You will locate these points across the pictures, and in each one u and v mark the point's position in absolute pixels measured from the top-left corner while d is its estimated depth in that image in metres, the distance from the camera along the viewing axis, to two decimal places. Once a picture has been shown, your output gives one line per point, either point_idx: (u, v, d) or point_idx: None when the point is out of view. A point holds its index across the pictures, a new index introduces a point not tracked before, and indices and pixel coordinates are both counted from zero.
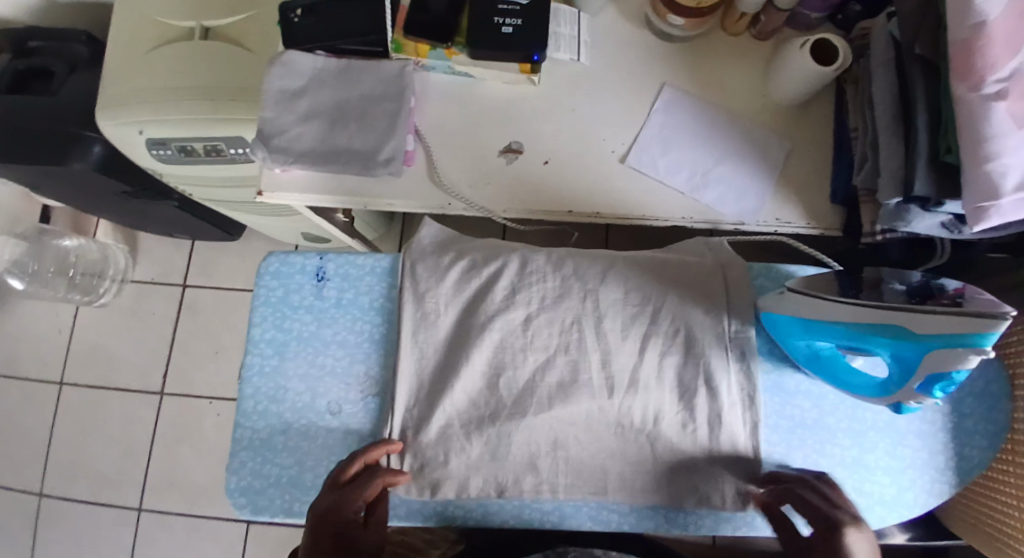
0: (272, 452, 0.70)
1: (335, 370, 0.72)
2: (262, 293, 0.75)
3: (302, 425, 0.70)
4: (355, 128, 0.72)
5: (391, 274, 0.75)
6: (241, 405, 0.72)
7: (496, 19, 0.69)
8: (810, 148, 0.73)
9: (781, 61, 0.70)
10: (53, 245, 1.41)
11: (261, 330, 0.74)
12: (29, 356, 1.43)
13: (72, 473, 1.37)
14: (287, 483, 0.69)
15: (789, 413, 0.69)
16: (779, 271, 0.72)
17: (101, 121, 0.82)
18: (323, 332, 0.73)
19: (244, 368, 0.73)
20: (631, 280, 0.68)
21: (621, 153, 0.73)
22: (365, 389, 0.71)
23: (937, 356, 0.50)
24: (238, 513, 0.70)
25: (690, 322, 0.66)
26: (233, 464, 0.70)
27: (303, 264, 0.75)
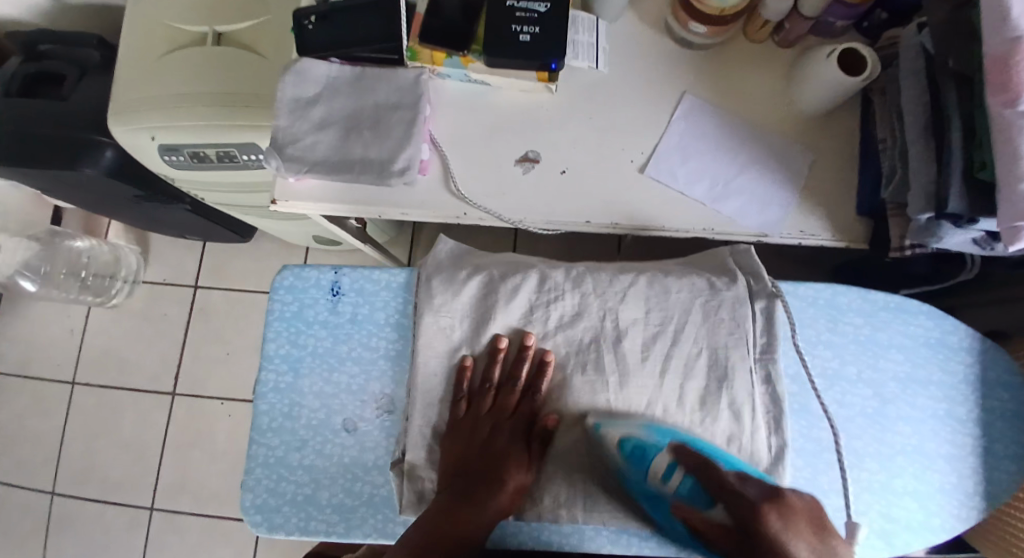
0: (287, 470, 0.70)
1: (349, 388, 0.71)
2: (276, 308, 0.74)
3: (318, 443, 0.70)
4: (369, 137, 0.70)
5: (407, 290, 0.74)
6: (256, 421, 0.71)
7: (513, 26, 0.67)
8: (833, 159, 0.71)
9: (805, 69, 0.68)
10: (65, 246, 1.41)
11: (276, 346, 0.73)
12: (43, 356, 1.43)
13: (85, 472, 1.38)
14: (302, 501, 0.69)
15: (815, 436, 0.67)
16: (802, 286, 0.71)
17: (114, 127, 0.81)
18: (338, 348, 0.73)
19: (258, 385, 0.72)
20: (654, 301, 0.67)
21: (640, 163, 0.72)
22: (381, 408, 0.70)
23: (618, 454, 0.61)
24: (253, 531, 0.70)
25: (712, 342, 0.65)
26: (249, 481, 0.70)
27: (318, 278, 0.74)
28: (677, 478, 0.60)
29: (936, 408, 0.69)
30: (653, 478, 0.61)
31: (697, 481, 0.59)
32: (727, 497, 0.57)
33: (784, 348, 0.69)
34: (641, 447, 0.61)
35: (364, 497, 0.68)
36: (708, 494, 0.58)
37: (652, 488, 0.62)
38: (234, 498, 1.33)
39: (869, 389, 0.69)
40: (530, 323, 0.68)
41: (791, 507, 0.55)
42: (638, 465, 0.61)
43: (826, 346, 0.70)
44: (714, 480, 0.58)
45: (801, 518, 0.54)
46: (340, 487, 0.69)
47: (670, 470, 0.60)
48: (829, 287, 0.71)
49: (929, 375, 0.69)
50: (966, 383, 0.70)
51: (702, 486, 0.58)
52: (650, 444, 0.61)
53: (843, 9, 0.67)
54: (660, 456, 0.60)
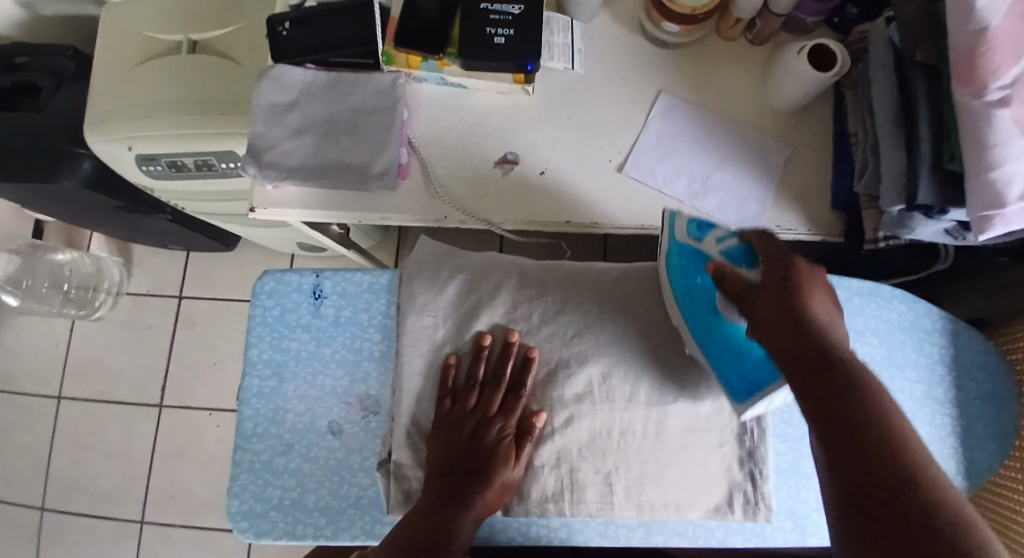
0: (273, 475, 0.69)
1: (334, 391, 0.71)
2: (258, 313, 0.74)
3: (303, 446, 0.70)
4: (348, 142, 0.71)
5: (390, 291, 0.73)
6: (240, 428, 0.71)
7: (488, 28, 0.68)
8: (808, 153, 0.72)
9: (778, 66, 0.69)
10: (47, 259, 1.39)
11: (259, 351, 0.73)
12: (27, 371, 1.42)
13: (72, 487, 1.36)
14: (289, 505, 0.68)
15: (796, 422, 0.69)
16: None
17: (89, 137, 0.80)
18: (322, 353, 0.72)
19: (242, 391, 0.72)
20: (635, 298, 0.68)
21: (618, 162, 0.72)
22: (366, 409, 0.70)
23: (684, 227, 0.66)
24: (240, 537, 0.69)
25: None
26: (234, 488, 0.69)
27: (300, 282, 0.74)
28: (728, 244, 0.59)
29: (914, 390, 0.70)
30: (705, 241, 0.62)
31: (746, 248, 0.57)
32: (770, 253, 0.53)
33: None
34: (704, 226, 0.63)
35: (351, 499, 0.68)
36: (751, 257, 0.56)
37: (698, 248, 0.63)
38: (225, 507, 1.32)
39: None
40: (514, 325, 0.67)
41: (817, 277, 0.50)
42: (695, 235, 0.63)
43: None
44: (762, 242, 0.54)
45: (822, 293, 0.49)
46: (327, 490, 0.68)
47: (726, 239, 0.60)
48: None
49: (905, 357, 0.70)
50: (941, 365, 0.71)
51: (751, 249, 0.56)
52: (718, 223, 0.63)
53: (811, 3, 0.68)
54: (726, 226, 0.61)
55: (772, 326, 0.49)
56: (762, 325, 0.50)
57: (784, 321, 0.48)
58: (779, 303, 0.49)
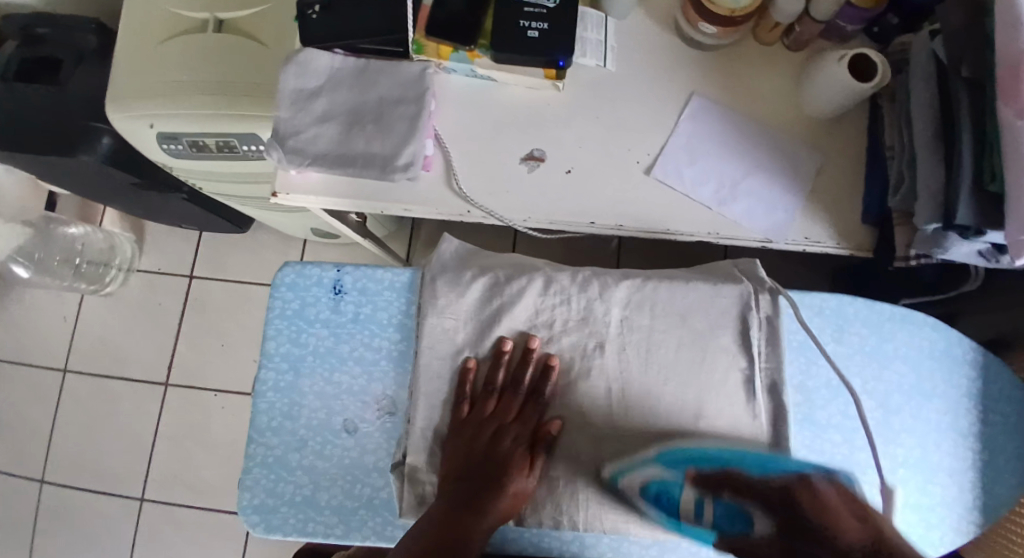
0: (286, 471, 0.69)
1: (351, 389, 0.71)
2: (277, 306, 0.73)
3: (317, 444, 0.69)
4: (373, 131, 0.69)
5: (411, 290, 0.73)
6: (255, 421, 0.70)
7: (522, 21, 0.66)
8: (842, 167, 0.71)
9: (816, 73, 0.67)
10: (59, 234, 1.39)
11: (276, 344, 0.72)
12: (36, 343, 1.42)
13: (76, 461, 1.37)
14: (300, 502, 0.68)
15: (819, 448, 0.66)
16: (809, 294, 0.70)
17: (113, 114, 0.79)
18: (339, 347, 0.72)
19: (258, 383, 0.72)
20: (658, 309, 0.66)
21: (646, 164, 0.71)
22: (382, 410, 0.70)
23: (644, 505, 0.61)
24: (250, 531, 0.69)
25: (714, 351, 0.64)
26: (246, 481, 0.69)
27: (320, 276, 0.73)
28: (709, 511, 0.58)
29: (940, 420, 0.69)
30: (689, 519, 0.60)
31: (729, 505, 0.57)
32: (766, 502, 0.55)
33: (789, 358, 0.69)
34: (663, 487, 0.60)
35: (364, 500, 0.68)
36: (744, 514, 0.56)
37: (691, 528, 0.60)
38: (228, 490, 1.32)
39: (873, 400, 0.68)
40: (534, 330, 0.67)
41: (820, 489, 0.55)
42: (668, 510, 0.60)
43: (832, 357, 0.69)
44: (746, 493, 0.56)
45: (837, 507, 0.53)
46: (340, 489, 0.68)
47: (698, 504, 0.59)
48: (835, 298, 0.70)
49: (933, 388, 0.69)
50: (967, 396, 0.70)
51: (733, 508, 0.57)
52: (669, 485, 0.60)
53: (853, 11, 0.67)
54: (685, 493, 0.59)
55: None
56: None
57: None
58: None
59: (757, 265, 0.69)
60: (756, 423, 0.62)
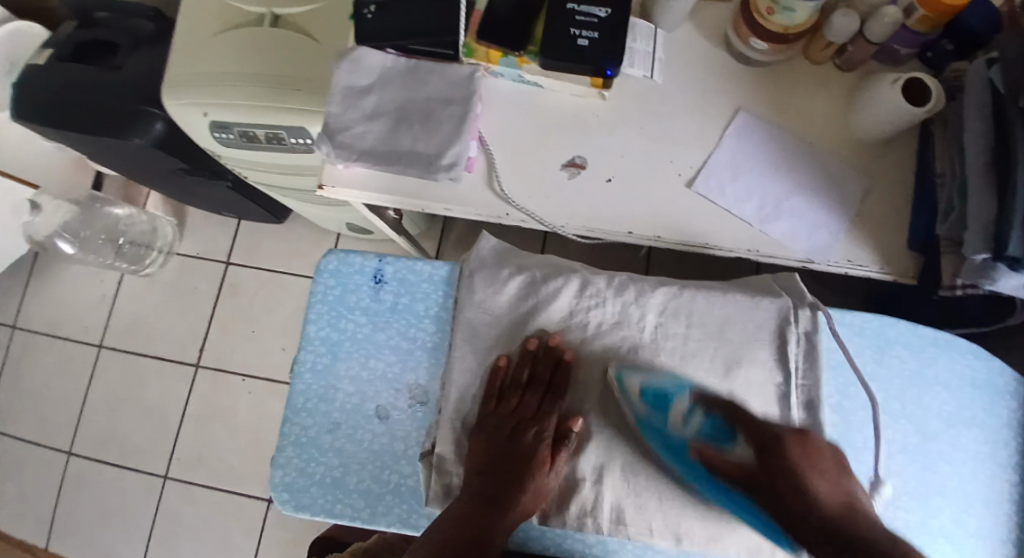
0: (318, 451, 0.70)
1: (385, 376, 0.72)
2: (319, 291, 0.75)
3: (349, 427, 0.71)
4: (420, 129, 0.71)
5: (450, 283, 0.74)
6: (291, 401, 0.72)
7: (572, 30, 0.67)
8: (888, 190, 0.70)
9: (868, 94, 0.67)
10: (104, 213, 1.44)
11: (316, 328, 0.74)
12: (74, 318, 1.47)
13: (104, 435, 1.41)
14: (330, 483, 0.69)
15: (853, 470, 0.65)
16: (850, 317, 0.69)
17: (167, 100, 0.82)
18: (376, 335, 0.73)
19: (296, 363, 0.73)
20: (696, 319, 0.66)
21: (688, 177, 0.71)
22: (414, 398, 0.71)
23: (638, 399, 0.62)
24: (279, 508, 0.70)
25: (751, 362, 0.64)
26: (279, 459, 0.70)
27: (362, 265, 0.75)
28: (697, 420, 0.61)
29: (978, 449, 0.67)
30: (672, 420, 0.62)
31: (718, 423, 0.61)
32: (755, 435, 0.59)
33: (827, 377, 0.68)
34: (662, 393, 0.62)
35: (391, 486, 0.69)
36: (729, 431, 0.61)
37: (670, 434, 0.61)
38: (248, 473, 1.35)
39: (911, 424, 0.67)
40: (569, 334, 0.68)
41: (817, 445, 0.59)
42: (660, 412, 0.62)
43: (871, 378, 0.68)
44: (741, 419, 0.60)
45: (820, 459, 0.57)
46: (368, 474, 0.69)
47: (692, 412, 0.62)
48: (878, 319, 0.69)
49: (973, 416, 0.68)
50: (1008, 427, 0.68)
51: (722, 425, 0.61)
52: (670, 390, 0.63)
53: (909, 34, 0.67)
54: (682, 399, 0.62)
55: (796, 500, 0.54)
56: (787, 512, 0.54)
57: (805, 502, 0.53)
58: (795, 491, 0.54)
59: (797, 280, 0.69)
60: None
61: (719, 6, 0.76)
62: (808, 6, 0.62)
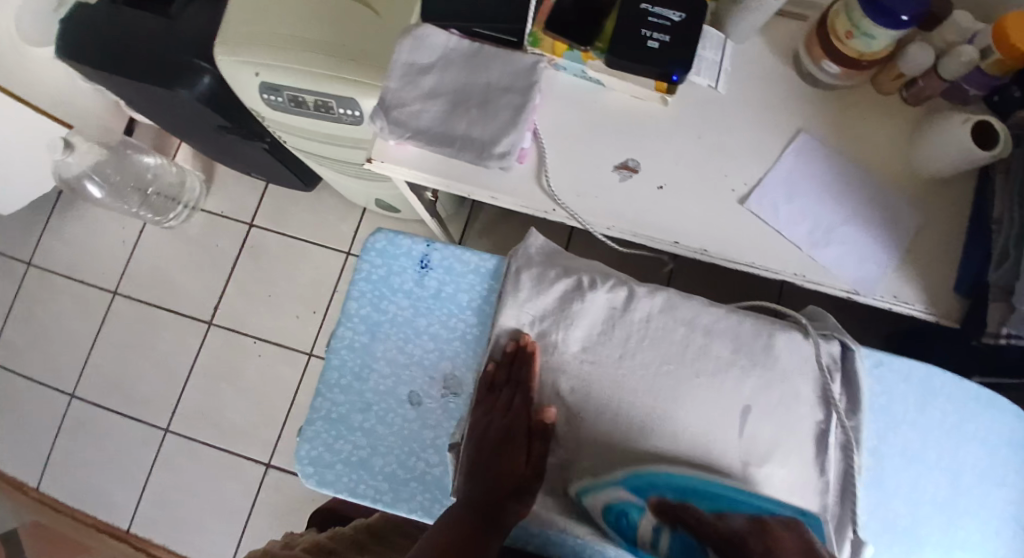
0: (347, 430, 0.72)
1: (421, 361, 0.73)
2: (365, 269, 0.77)
3: (381, 408, 0.72)
4: (476, 115, 0.70)
5: (495, 277, 0.75)
6: (326, 375, 0.73)
7: (643, 31, 0.66)
8: (940, 230, 0.69)
9: (935, 130, 0.66)
10: (134, 161, 1.41)
11: (357, 306, 0.75)
12: (92, 262, 1.47)
13: (110, 382, 1.41)
14: (355, 463, 0.71)
15: (882, 514, 0.65)
16: (900, 363, 0.69)
17: (220, 55, 0.81)
18: (416, 320, 0.75)
19: (334, 339, 0.75)
20: (743, 340, 0.66)
21: (741, 193, 0.70)
22: (447, 387, 0.72)
23: (607, 525, 0.60)
24: (302, 482, 0.71)
25: (796, 397, 0.64)
26: (307, 432, 0.72)
27: (410, 248, 0.76)
28: (666, 540, 0.56)
29: (1005, 508, 0.67)
30: (644, 544, 0.58)
31: (683, 537, 0.55)
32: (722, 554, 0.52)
33: (869, 420, 0.68)
34: (624, 510, 0.59)
35: (417, 473, 0.70)
36: (698, 550, 0.54)
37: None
38: (251, 437, 1.35)
39: (945, 475, 0.66)
40: (606, 343, 0.67)
41: (775, 532, 0.52)
42: (628, 533, 0.59)
43: (912, 426, 0.67)
44: (702, 530, 0.54)
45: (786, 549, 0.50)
46: (395, 457, 0.70)
47: (656, 532, 0.57)
48: (927, 369, 0.69)
49: (1005, 475, 0.67)
50: None
51: (688, 540, 0.55)
52: (629, 507, 0.59)
53: (983, 76, 0.65)
54: (644, 518, 0.58)
55: None
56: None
57: None
58: None
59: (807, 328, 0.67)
60: (823, 479, 0.62)
61: (791, 22, 0.75)
62: (890, 34, 0.61)
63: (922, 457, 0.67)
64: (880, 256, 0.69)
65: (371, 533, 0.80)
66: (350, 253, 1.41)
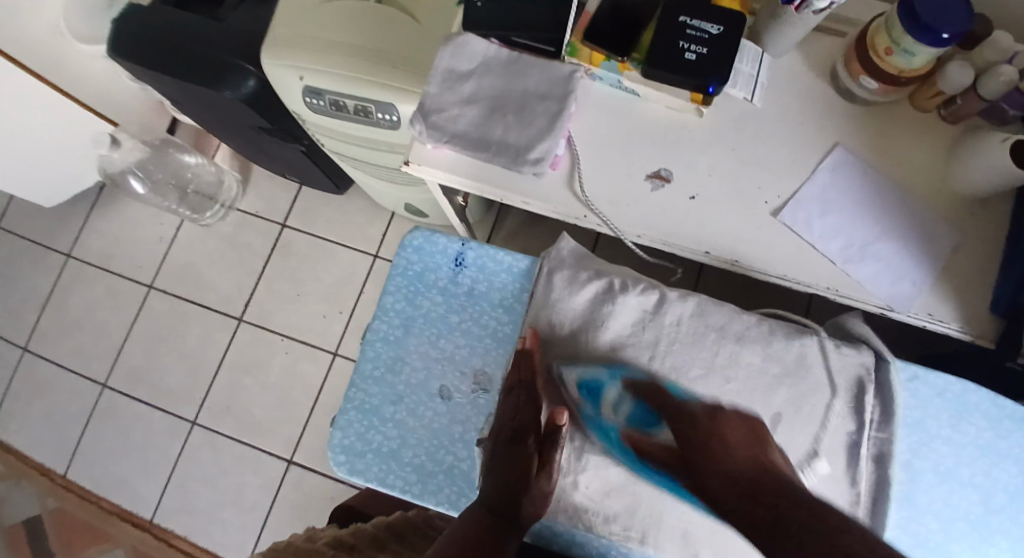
0: (379, 421, 0.75)
1: (453, 357, 0.76)
2: (400, 264, 0.78)
3: (413, 401, 0.75)
4: (512, 121, 0.71)
5: (527, 277, 0.76)
6: (360, 366, 0.77)
7: (681, 43, 0.66)
8: (978, 249, 0.68)
9: (975, 148, 0.65)
10: (175, 158, 1.45)
11: (392, 300, 0.78)
12: (129, 256, 1.52)
13: (141, 373, 1.45)
14: (386, 453, 0.74)
15: (912, 531, 0.65)
16: (936, 379, 0.68)
17: (267, 60, 0.84)
18: (449, 317, 0.77)
19: (369, 331, 0.78)
20: (776, 352, 0.66)
21: (774, 206, 0.70)
22: (478, 384, 0.75)
23: (576, 394, 0.66)
24: (334, 469, 0.75)
25: (826, 408, 0.64)
26: (341, 421, 0.76)
27: (445, 246, 0.78)
28: (626, 408, 0.64)
29: None
30: (604, 410, 0.65)
31: (644, 408, 0.64)
32: (671, 419, 0.62)
33: (902, 435, 0.67)
34: (596, 383, 0.66)
35: (446, 465, 0.73)
36: (655, 420, 0.63)
37: (603, 422, 0.65)
38: (273, 432, 1.37)
39: (977, 493, 0.66)
40: (636, 347, 0.67)
41: (727, 418, 0.62)
42: (593, 401, 0.66)
43: (945, 442, 0.67)
44: (663, 404, 0.63)
45: (735, 431, 0.60)
46: (425, 449, 0.74)
47: (621, 400, 0.64)
48: (963, 383, 0.67)
49: None
50: None
51: (649, 409, 0.63)
52: (601, 381, 0.66)
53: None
54: (611, 389, 0.65)
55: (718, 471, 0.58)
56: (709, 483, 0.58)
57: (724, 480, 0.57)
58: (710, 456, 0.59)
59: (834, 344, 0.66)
60: (852, 490, 0.63)
61: (829, 38, 0.75)
62: (930, 52, 0.61)
63: (954, 474, 0.66)
64: (912, 272, 0.68)
65: (393, 531, 0.80)
66: (377, 255, 1.43)
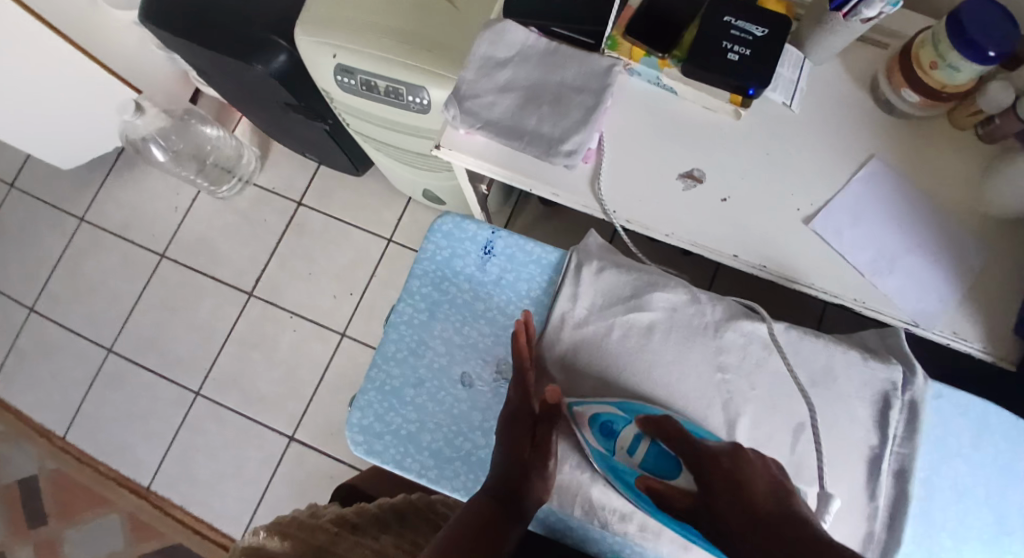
0: (398, 403, 0.75)
1: (476, 345, 0.76)
2: (429, 249, 0.79)
3: (434, 386, 0.75)
4: (547, 112, 0.71)
5: (556, 270, 0.77)
6: (383, 348, 0.77)
7: (724, 43, 0.66)
8: (1007, 270, 0.68)
9: (1011, 167, 0.64)
10: (197, 130, 1.43)
11: (419, 284, 0.78)
12: (143, 225, 1.52)
13: (147, 342, 1.45)
14: (404, 436, 0.74)
15: (926, 546, 0.65)
16: (958, 398, 0.68)
17: (301, 36, 0.83)
18: (474, 304, 0.77)
19: (393, 313, 0.78)
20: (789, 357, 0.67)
21: (806, 214, 0.70)
22: (499, 373, 0.75)
23: (588, 433, 0.64)
24: (351, 448, 0.75)
25: (851, 420, 0.65)
26: (361, 401, 0.76)
27: (475, 233, 0.78)
28: (642, 452, 0.61)
29: None
30: (619, 452, 0.62)
31: (662, 449, 0.60)
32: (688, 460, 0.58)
33: (924, 451, 0.67)
34: (610, 419, 0.64)
35: (462, 453, 0.73)
36: (673, 461, 0.60)
37: (618, 464, 0.62)
38: (277, 408, 1.38)
39: (992, 514, 0.66)
40: (658, 340, 0.68)
41: (750, 459, 0.58)
42: (607, 442, 0.63)
43: (963, 460, 0.67)
44: (681, 440, 0.60)
45: (755, 472, 0.57)
46: (444, 435, 0.74)
47: (636, 442, 0.61)
48: (983, 402, 0.68)
49: None
50: None
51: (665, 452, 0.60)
52: (615, 418, 0.64)
53: None
54: (627, 430, 0.62)
55: (740, 507, 0.52)
56: (720, 518, 0.52)
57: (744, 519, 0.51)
58: (728, 491, 0.54)
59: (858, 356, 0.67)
60: (872, 504, 0.63)
61: (871, 49, 0.75)
62: (975, 68, 0.61)
63: (971, 493, 0.66)
64: (934, 286, 0.68)
65: (399, 512, 0.80)
66: (392, 239, 1.43)
